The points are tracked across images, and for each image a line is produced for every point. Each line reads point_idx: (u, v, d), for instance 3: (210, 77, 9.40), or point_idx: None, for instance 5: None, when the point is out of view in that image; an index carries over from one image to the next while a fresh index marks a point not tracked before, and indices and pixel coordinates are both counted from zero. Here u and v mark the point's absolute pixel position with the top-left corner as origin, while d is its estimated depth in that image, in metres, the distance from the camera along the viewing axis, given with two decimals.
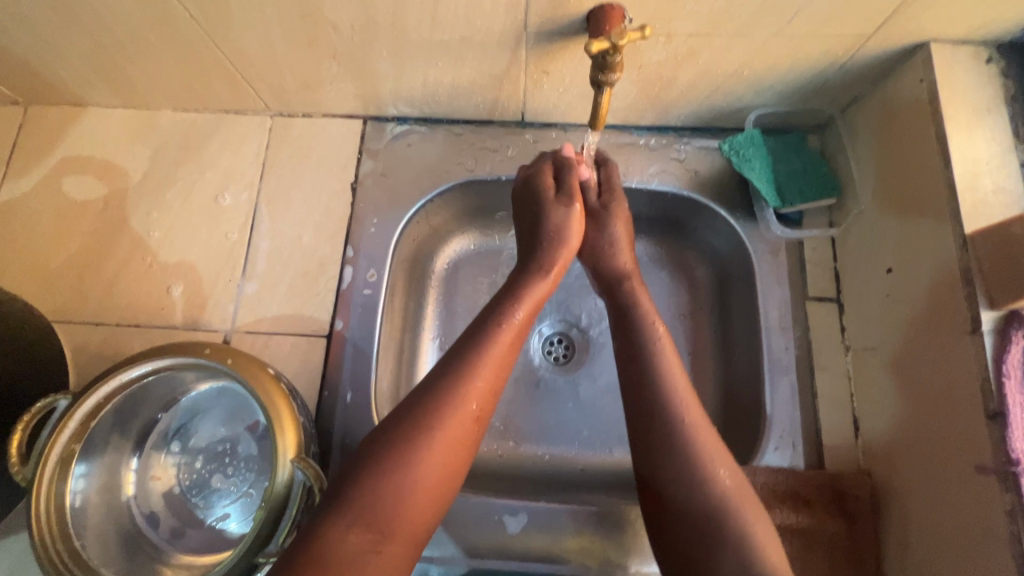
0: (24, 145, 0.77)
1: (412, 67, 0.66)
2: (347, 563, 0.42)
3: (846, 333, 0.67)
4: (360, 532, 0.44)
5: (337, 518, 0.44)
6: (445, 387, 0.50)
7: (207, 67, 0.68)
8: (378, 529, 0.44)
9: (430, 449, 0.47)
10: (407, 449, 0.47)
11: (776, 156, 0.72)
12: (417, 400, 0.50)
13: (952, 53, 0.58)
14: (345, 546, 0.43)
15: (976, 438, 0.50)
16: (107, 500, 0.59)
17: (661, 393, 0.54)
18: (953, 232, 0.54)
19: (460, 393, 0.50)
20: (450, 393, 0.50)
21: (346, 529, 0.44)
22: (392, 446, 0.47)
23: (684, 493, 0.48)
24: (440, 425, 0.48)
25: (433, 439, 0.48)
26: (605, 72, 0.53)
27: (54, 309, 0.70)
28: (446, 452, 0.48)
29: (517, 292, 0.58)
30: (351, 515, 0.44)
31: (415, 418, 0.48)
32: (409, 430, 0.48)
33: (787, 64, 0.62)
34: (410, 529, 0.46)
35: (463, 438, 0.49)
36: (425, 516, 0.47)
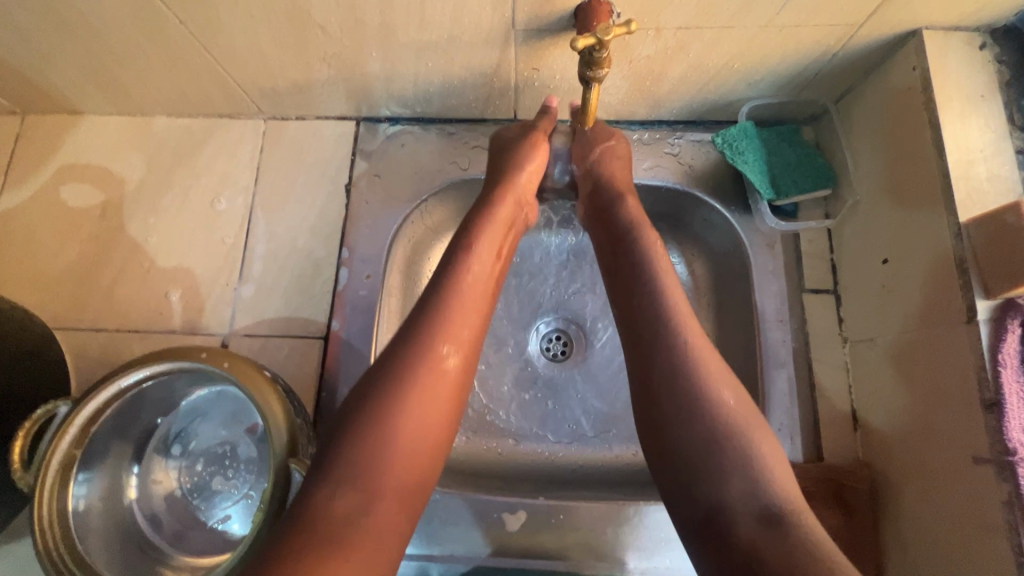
0: (22, 154, 0.77)
1: (402, 68, 0.66)
2: (341, 522, 0.43)
3: (844, 325, 0.67)
4: (349, 493, 0.44)
5: (323, 485, 0.45)
6: (417, 342, 0.51)
7: (198, 73, 0.69)
8: (367, 488, 0.45)
9: (408, 403, 0.48)
10: (387, 407, 0.47)
11: (769, 148, 0.71)
12: (393, 359, 0.50)
13: (945, 40, 0.58)
14: (335, 509, 0.44)
15: (973, 428, 0.50)
16: (110, 505, 0.59)
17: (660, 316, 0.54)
18: (947, 221, 0.53)
19: (439, 349, 0.51)
20: (423, 346, 0.51)
21: (334, 492, 0.44)
22: (370, 408, 0.47)
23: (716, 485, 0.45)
24: (416, 378, 0.49)
25: (410, 393, 0.48)
26: (592, 68, 0.52)
27: (54, 316, 0.71)
28: (427, 407, 0.49)
29: (482, 240, 0.60)
30: (337, 479, 0.45)
31: (392, 376, 0.49)
32: (385, 389, 0.48)
33: (778, 56, 0.62)
34: (401, 488, 0.46)
35: (442, 391, 0.50)
36: (414, 474, 0.47)
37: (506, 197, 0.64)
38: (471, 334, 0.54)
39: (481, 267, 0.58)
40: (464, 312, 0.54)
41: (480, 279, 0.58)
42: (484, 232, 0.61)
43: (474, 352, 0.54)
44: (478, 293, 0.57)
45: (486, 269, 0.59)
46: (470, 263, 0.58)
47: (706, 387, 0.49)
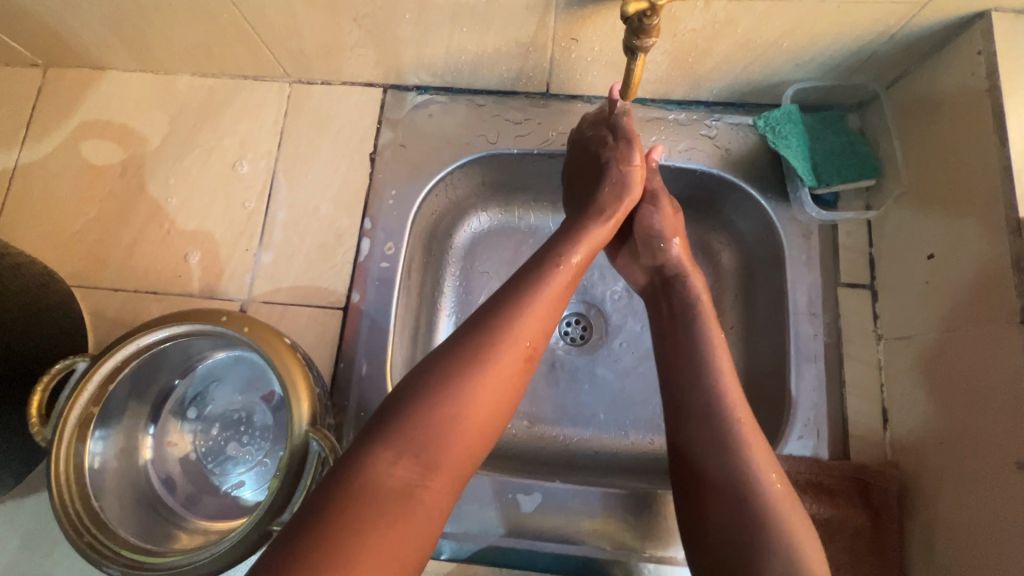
0: (44, 107, 0.76)
1: (435, 33, 0.64)
2: (394, 495, 0.43)
3: (878, 322, 0.65)
4: (408, 464, 0.44)
5: (385, 450, 0.44)
6: (494, 325, 0.50)
7: (226, 30, 0.67)
8: (426, 462, 0.44)
9: (477, 386, 0.47)
10: (455, 384, 0.47)
11: (812, 135, 0.68)
12: (467, 340, 0.49)
13: (1015, 23, 0.54)
14: (394, 478, 0.43)
15: (1017, 432, 0.48)
16: (125, 464, 0.59)
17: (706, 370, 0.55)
18: (1005, 217, 0.51)
19: (517, 333, 0.50)
20: (500, 331, 0.50)
21: (393, 462, 0.44)
22: (443, 378, 0.47)
23: (724, 506, 0.48)
24: (491, 359, 0.48)
25: (480, 376, 0.47)
26: (639, 37, 0.50)
27: (72, 274, 0.71)
28: (497, 389, 0.48)
29: (583, 244, 0.58)
30: (402, 449, 0.44)
31: (466, 352, 0.48)
32: (458, 366, 0.47)
33: (832, 35, 0.58)
34: (457, 465, 0.46)
35: (512, 382, 0.49)
36: (472, 454, 0.47)
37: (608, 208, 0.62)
38: (545, 327, 0.52)
39: (573, 269, 0.56)
40: (551, 303, 0.53)
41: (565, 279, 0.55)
42: (581, 237, 0.58)
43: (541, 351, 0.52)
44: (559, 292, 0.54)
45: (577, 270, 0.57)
46: (560, 261, 0.56)
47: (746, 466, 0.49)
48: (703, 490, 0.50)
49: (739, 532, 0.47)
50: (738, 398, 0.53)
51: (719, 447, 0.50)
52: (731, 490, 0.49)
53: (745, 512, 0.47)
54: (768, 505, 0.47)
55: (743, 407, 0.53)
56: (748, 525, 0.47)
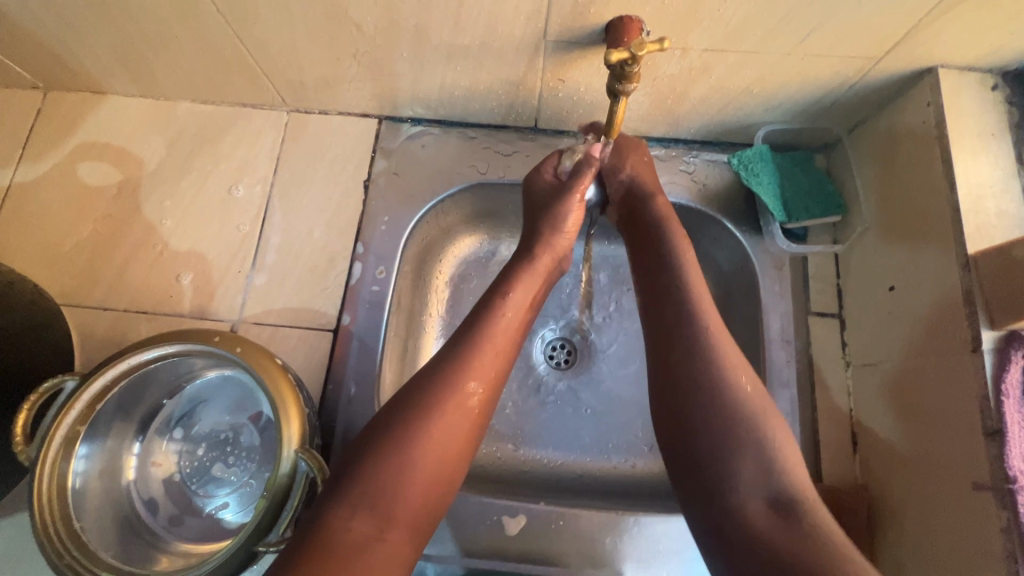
0: (42, 128, 0.77)
1: (430, 70, 0.67)
2: (353, 547, 0.44)
3: (847, 349, 0.68)
4: (364, 517, 0.46)
5: (341, 507, 0.46)
6: (445, 376, 0.53)
7: (229, 61, 0.69)
8: (382, 513, 0.47)
9: (428, 439, 0.50)
10: (407, 437, 0.49)
11: (782, 173, 0.73)
12: (420, 394, 0.52)
13: (959, 78, 0.60)
14: (351, 533, 0.45)
15: (974, 455, 0.50)
16: (107, 485, 0.58)
17: (701, 329, 0.55)
18: (956, 254, 0.55)
19: (461, 385, 0.53)
20: (450, 380, 0.53)
21: (350, 517, 0.46)
22: (393, 435, 0.49)
23: (751, 485, 0.47)
24: (439, 414, 0.51)
25: (433, 430, 0.50)
26: (621, 82, 0.54)
27: (61, 292, 0.71)
28: (447, 437, 0.51)
29: (517, 288, 0.61)
30: (354, 504, 0.46)
31: (416, 406, 0.51)
32: (412, 419, 0.50)
33: (797, 83, 0.63)
34: (413, 515, 0.48)
35: (464, 429, 0.52)
36: (428, 502, 0.49)
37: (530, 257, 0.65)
38: (496, 371, 0.56)
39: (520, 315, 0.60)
40: (493, 351, 0.56)
41: (517, 325, 0.59)
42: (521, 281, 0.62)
43: (496, 392, 0.56)
44: (512, 336, 0.59)
45: (520, 316, 0.60)
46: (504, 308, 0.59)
47: (770, 446, 0.49)
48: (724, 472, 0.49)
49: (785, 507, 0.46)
50: (751, 393, 0.52)
51: (722, 407, 0.51)
52: (768, 470, 0.48)
53: (769, 476, 0.48)
54: (786, 472, 0.48)
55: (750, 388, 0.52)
56: (786, 506, 0.46)
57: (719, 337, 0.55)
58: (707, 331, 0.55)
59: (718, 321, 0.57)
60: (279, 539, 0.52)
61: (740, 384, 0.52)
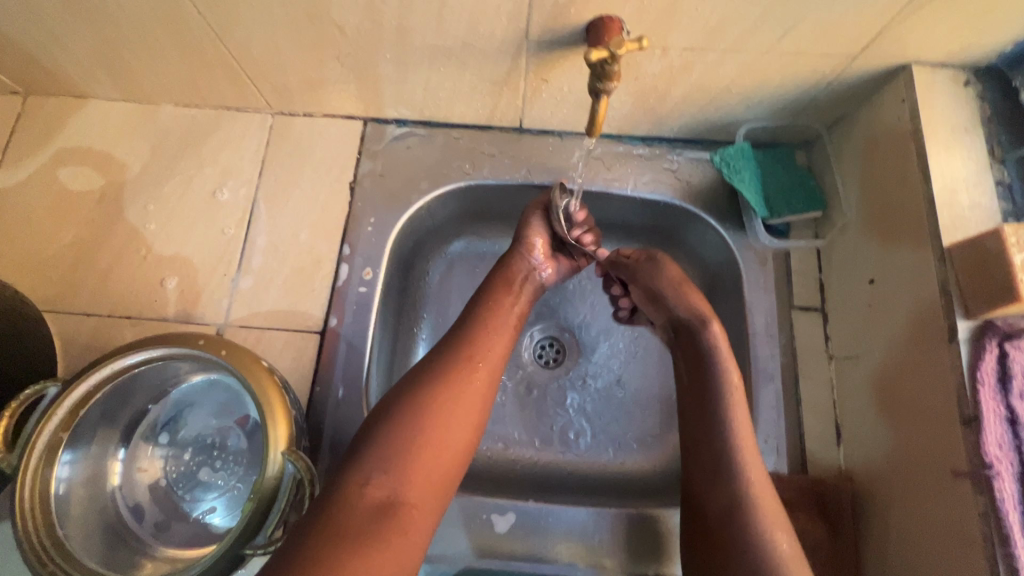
0: (22, 134, 0.77)
1: (414, 71, 0.67)
2: (371, 510, 0.47)
3: (830, 342, 0.69)
4: (381, 481, 0.49)
5: (358, 472, 0.49)
6: (452, 356, 0.57)
7: (212, 65, 0.69)
8: (398, 477, 0.50)
9: (438, 409, 0.53)
10: (417, 409, 0.53)
11: (765, 169, 0.74)
12: (429, 371, 0.56)
13: (932, 75, 0.61)
14: (370, 496, 0.48)
15: (953, 442, 0.51)
16: (92, 491, 0.58)
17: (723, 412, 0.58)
18: (931, 246, 0.56)
19: (462, 362, 0.57)
20: (453, 359, 0.57)
21: (367, 483, 0.49)
22: (403, 407, 0.53)
23: (718, 491, 0.55)
24: (445, 388, 0.55)
25: (441, 402, 0.54)
26: (603, 81, 0.54)
27: (43, 298, 0.70)
28: (456, 409, 0.54)
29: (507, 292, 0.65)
30: (370, 469, 0.49)
31: (422, 384, 0.55)
32: (423, 392, 0.54)
33: (776, 81, 0.65)
34: (430, 480, 0.51)
35: (473, 401, 0.55)
36: (442, 468, 0.52)
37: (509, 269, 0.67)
38: (494, 358, 0.59)
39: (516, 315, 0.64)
40: (490, 341, 0.60)
41: (512, 321, 0.63)
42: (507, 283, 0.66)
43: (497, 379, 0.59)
44: (508, 332, 0.62)
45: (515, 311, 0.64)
46: (495, 306, 0.63)
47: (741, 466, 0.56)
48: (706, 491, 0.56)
49: (723, 518, 0.54)
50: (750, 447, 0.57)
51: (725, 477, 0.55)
52: (722, 487, 0.55)
53: (732, 483, 0.55)
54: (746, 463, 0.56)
55: (743, 419, 0.58)
56: (732, 509, 0.54)
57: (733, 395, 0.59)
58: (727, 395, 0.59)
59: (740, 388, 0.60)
60: (267, 540, 0.52)
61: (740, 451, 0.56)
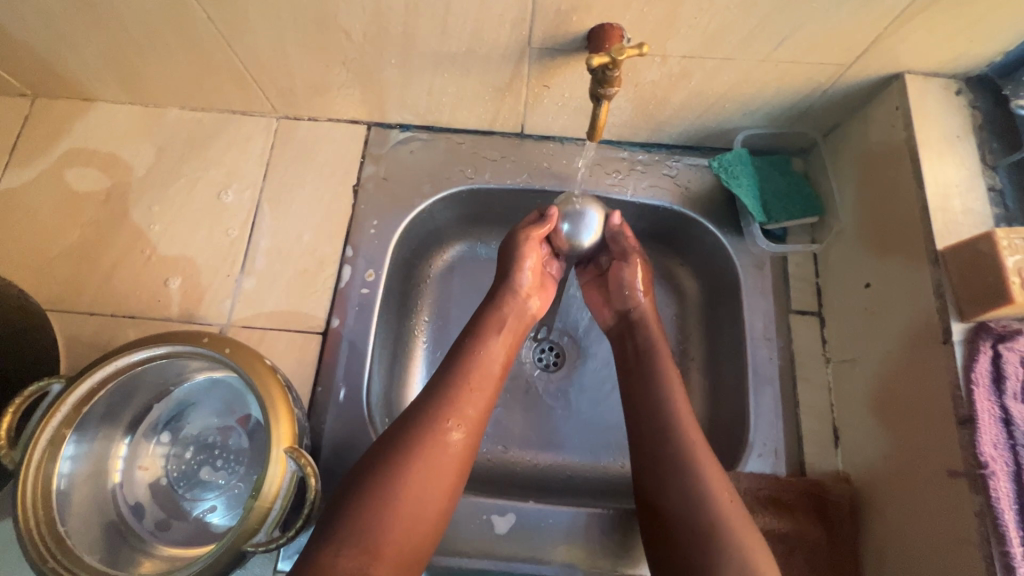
0: (29, 135, 0.78)
1: (418, 76, 0.69)
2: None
3: (827, 346, 0.70)
4: (352, 553, 0.47)
5: (329, 545, 0.47)
6: (427, 416, 0.55)
7: (219, 68, 0.70)
8: (368, 550, 0.48)
9: (412, 477, 0.51)
10: (392, 479, 0.50)
11: (761, 175, 0.75)
12: (405, 431, 0.54)
13: (925, 84, 0.63)
14: (340, 568, 0.46)
15: (949, 443, 0.52)
16: (93, 488, 0.58)
17: (670, 413, 0.59)
18: (926, 249, 0.57)
19: (439, 427, 0.54)
20: (430, 421, 0.54)
21: (337, 552, 0.47)
22: (378, 474, 0.51)
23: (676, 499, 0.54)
24: (422, 456, 0.52)
25: (416, 468, 0.51)
26: (603, 87, 0.55)
27: (47, 297, 0.71)
28: (432, 475, 0.52)
29: (495, 319, 0.64)
30: (340, 541, 0.47)
31: (399, 448, 0.52)
32: (395, 457, 0.52)
33: (773, 88, 0.66)
34: (401, 553, 0.49)
35: (450, 468, 0.53)
36: (415, 540, 0.50)
37: (506, 297, 0.66)
38: (478, 411, 0.57)
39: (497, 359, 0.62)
40: (473, 391, 0.57)
41: (498, 365, 0.61)
42: (495, 316, 0.64)
43: (478, 436, 0.57)
44: (493, 376, 0.61)
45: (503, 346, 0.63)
46: (481, 350, 0.61)
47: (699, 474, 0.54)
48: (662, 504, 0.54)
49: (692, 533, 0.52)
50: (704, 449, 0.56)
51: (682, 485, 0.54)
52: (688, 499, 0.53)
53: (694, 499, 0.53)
54: (705, 467, 0.55)
55: (689, 417, 0.59)
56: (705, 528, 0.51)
57: (675, 399, 0.60)
58: (666, 396, 0.60)
59: (683, 399, 0.61)
60: (268, 538, 0.51)
61: (693, 451, 0.56)
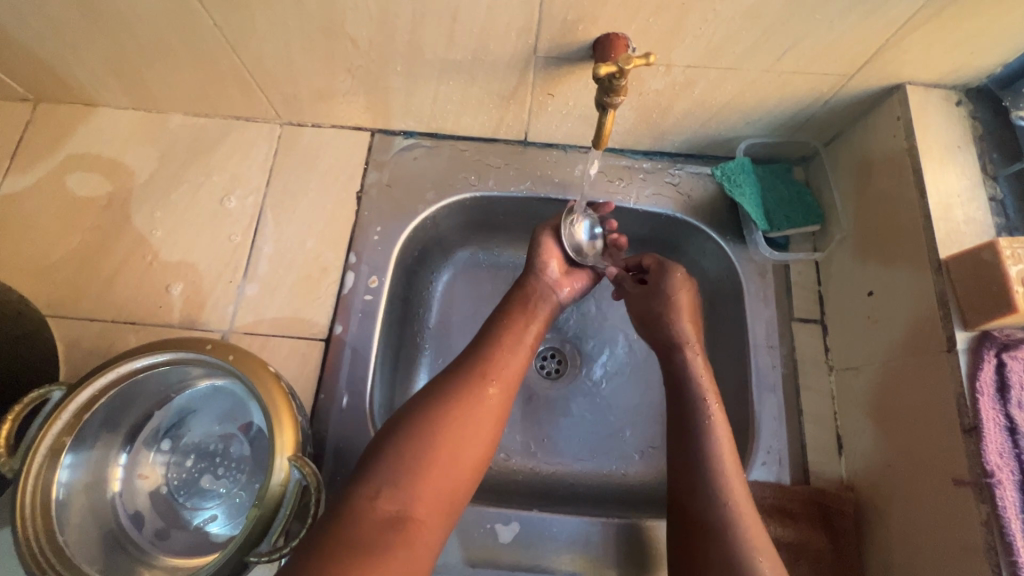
0: (30, 140, 0.77)
1: (424, 84, 0.69)
2: (380, 527, 0.47)
3: (830, 354, 0.70)
4: (390, 497, 0.48)
5: (367, 486, 0.49)
6: (465, 372, 0.56)
7: (224, 74, 0.70)
8: (408, 494, 0.49)
9: (450, 424, 0.52)
10: (429, 429, 0.52)
11: (763, 183, 0.76)
12: (444, 386, 0.55)
13: (925, 95, 0.63)
14: (378, 512, 0.47)
15: (954, 451, 0.52)
16: (92, 497, 0.57)
17: (711, 463, 0.57)
18: (929, 258, 0.57)
19: (476, 384, 0.55)
20: (468, 375, 0.56)
21: (376, 497, 0.48)
22: (415, 422, 0.52)
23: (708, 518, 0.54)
24: (459, 406, 0.53)
25: (454, 417, 0.53)
26: (610, 95, 0.56)
27: (46, 303, 0.70)
28: (469, 426, 0.53)
29: (524, 295, 0.66)
30: (379, 486, 0.48)
31: (438, 400, 0.54)
32: (433, 407, 0.53)
33: (776, 98, 0.66)
34: (438, 498, 0.50)
35: (487, 420, 0.54)
36: (453, 488, 0.51)
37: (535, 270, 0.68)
38: (513, 371, 0.59)
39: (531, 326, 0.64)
40: (506, 352, 0.59)
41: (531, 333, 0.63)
42: (525, 289, 0.66)
43: (514, 393, 0.58)
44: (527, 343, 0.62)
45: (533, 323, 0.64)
46: (513, 316, 0.63)
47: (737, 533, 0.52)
48: (692, 514, 0.55)
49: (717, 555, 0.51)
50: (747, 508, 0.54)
51: (720, 537, 0.52)
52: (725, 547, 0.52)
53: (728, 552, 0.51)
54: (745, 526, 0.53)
55: (733, 469, 0.57)
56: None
57: (721, 449, 0.58)
58: (712, 442, 0.58)
59: (731, 452, 0.58)
60: (271, 548, 0.51)
61: (735, 510, 0.54)
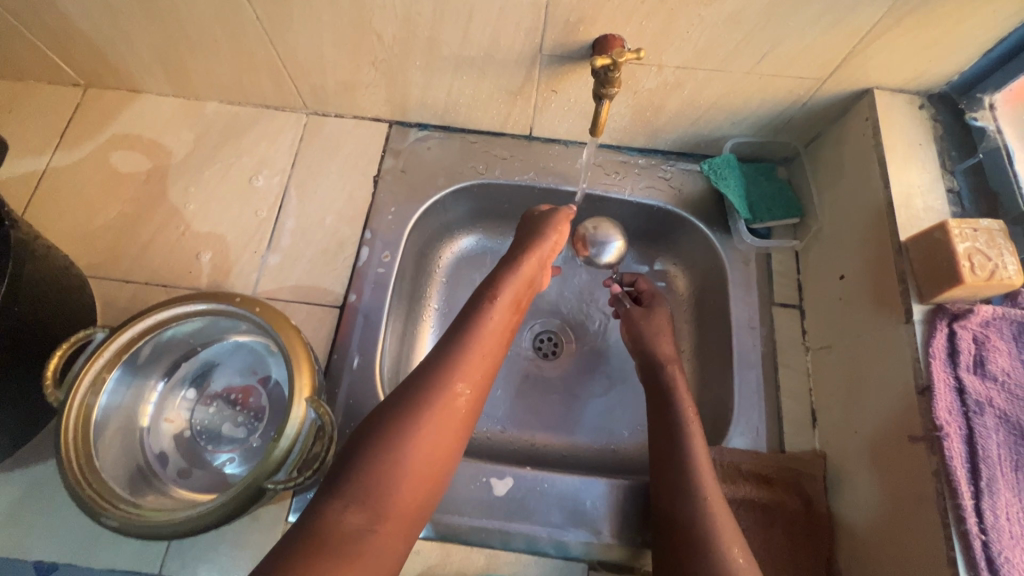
0: (79, 120, 0.85)
1: (439, 78, 0.76)
2: (346, 538, 0.47)
3: (807, 335, 0.76)
4: (357, 510, 0.48)
5: (335, 499, 0.49)
6: (435, 377, 0.56)
7: (259, 65, 0.78)
8: (374, 508, 0.49)
9: (418, 435, 0.52)
10: (398, 440, 0.52)
11: (748, 179, 0.83)
12: (414, 392, 0.55)
13: (891, 99, 0.70)
14: (344, 524, 0.47)
15: (911, 411, 0.57)
16: (123, 433, 0.62)
17: (684, 434, 0.65)
18: (891, 241, 0.63)
19: (445, 392, 0.55)
20: (438, 381, 0.56)
21: (344, 508, 0.48)
22: (382, 433, 0.52)
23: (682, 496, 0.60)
24: (427, 417, 0.53)
25: (421, 428, 0.53)
26: (605, 87, 0.63)
27: (88, 264, 0.77)
28: (436, 434, 0.53)
29: (505, 291, 0.65)
30: (347, 498, 0.49)
31: (407, 410, 0.54)
32: (402, 418, 0.53)
33: (757, 100, 0.73)
34: (405, 510, 0.51)
35: (454, 426, 0.55)
36: (417, 498, 0.52)
37: (530, 257, 0.68)
38: (483, 374, 0.59)
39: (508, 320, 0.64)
40: (478, 358, 0.59)
41: (499, 329, 0.63)
42: (506, 284, 0.65)
43: (482, 395, 0.58)
44: (500, 341, 0.62)
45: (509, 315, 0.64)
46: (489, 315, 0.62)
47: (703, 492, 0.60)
48: (671, 497, 0.61)
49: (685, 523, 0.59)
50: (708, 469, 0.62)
51: (689, 496, 0.60)
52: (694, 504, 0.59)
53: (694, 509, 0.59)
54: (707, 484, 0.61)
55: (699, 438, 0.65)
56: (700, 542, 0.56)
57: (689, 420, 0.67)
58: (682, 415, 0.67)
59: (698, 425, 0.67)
60: (288, 477, 0.56)
61: (700, 472, 0.62)
